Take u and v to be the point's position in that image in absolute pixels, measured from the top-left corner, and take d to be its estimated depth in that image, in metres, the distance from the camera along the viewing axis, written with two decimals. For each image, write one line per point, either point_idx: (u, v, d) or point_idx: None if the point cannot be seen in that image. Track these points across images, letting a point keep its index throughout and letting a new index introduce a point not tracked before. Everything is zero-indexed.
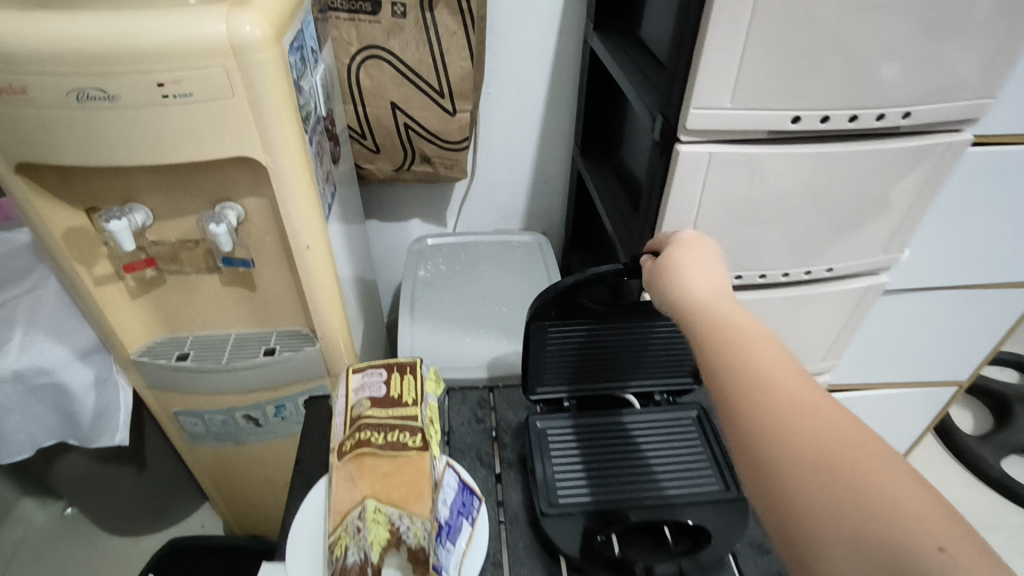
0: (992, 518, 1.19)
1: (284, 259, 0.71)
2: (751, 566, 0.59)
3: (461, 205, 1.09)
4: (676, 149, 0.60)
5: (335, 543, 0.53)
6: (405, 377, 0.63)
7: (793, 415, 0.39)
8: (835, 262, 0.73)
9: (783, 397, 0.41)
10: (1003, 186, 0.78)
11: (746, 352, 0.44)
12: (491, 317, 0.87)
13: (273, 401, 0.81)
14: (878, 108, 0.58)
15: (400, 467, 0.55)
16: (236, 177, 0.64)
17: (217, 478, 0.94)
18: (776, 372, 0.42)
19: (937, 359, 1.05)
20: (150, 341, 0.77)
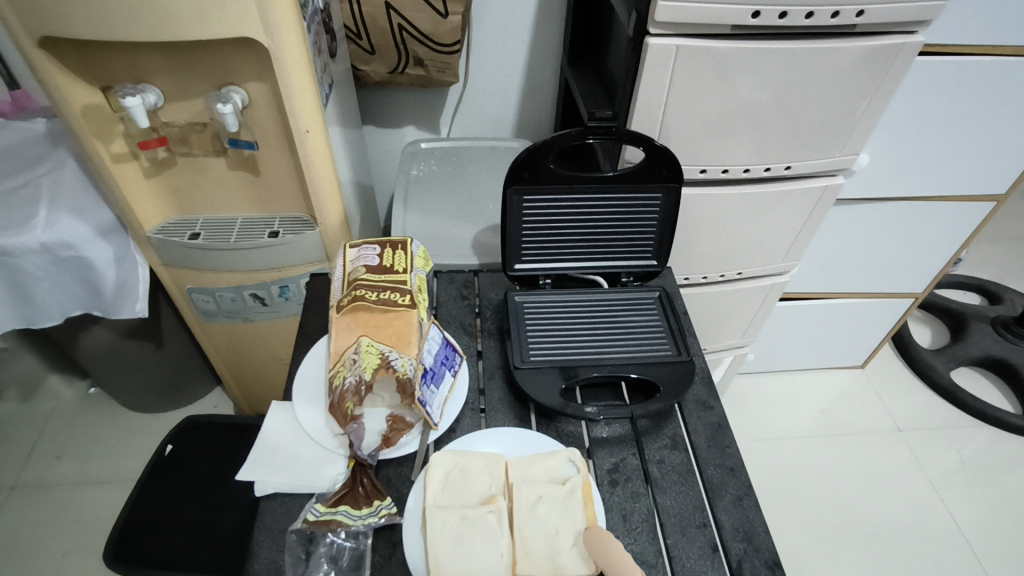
0: (936, 421, 1.30)
1: (286, 144, 0.77)
2: (694, 419, 0.69)
3: (453, 112, 1.13)
4: (646, 43, 0.65)
5: (335, 375, 0.62)
6: (397, 252, 0.71)
7: None
8: (794, 161, 0.79)
9: None
10: (960, 96, 0.83)
11: None
12: (478, 212, 0.94)
13: (278, 281, 0.89)
14: (835, 5, 0.62)
15: (390, 320, 0.64)
16: (241, 61, 0.69)
17: (227, 357, 1.03)
18: None
19: (894, 270, 1.12)
20: (164, 221, 0.84)
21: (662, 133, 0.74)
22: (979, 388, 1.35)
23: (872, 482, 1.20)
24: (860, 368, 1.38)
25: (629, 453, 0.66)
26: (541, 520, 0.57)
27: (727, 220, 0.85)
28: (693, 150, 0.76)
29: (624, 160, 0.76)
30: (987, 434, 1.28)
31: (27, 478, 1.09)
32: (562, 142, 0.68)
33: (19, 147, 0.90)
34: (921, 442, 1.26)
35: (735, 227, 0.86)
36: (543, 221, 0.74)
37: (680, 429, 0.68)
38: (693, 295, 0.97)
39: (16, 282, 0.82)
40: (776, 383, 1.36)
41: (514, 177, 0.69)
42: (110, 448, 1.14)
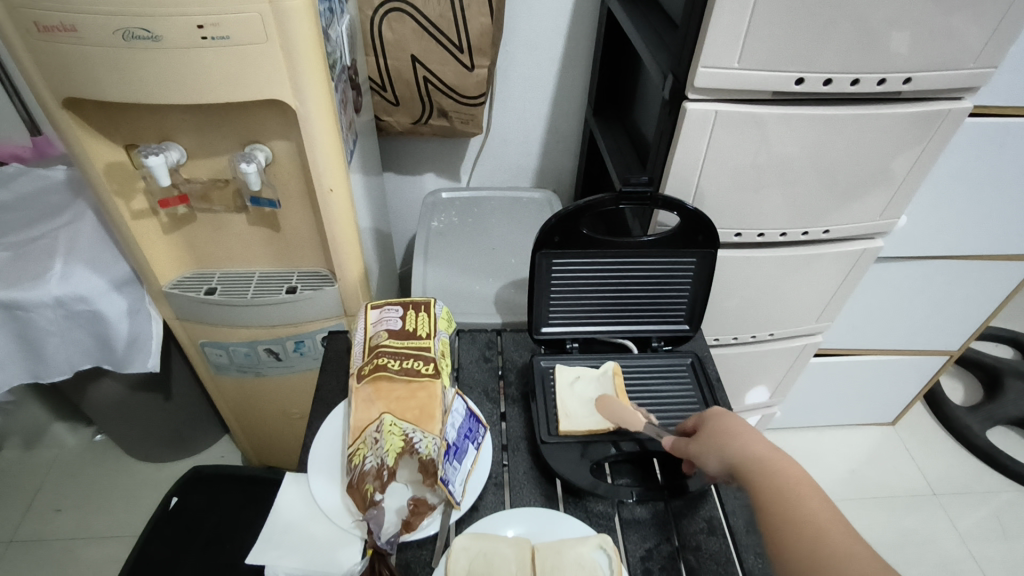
0: (974, 484, 1.24)
1: (308, 201, 0.75)
2: (732, 500, 0.64)
3: (475, 161, 1.12)
4: (683, 107, 0.63)
5: (355, 452, 0.58)
6: (421, 314, 0.68)
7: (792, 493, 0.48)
8: (832, 224, 0.76)
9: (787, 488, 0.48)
10: (1002, 157, 0.81)
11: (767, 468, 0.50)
12: (501, 267, 0.91)
13: (293, 337, 0.86)
14: (880, 72, 0.60)
15: (413, 392, 0.61)
16: (266, 120, 0.68)
17: (237, 409, 1.00)
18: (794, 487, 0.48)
19: (930, 328, 1.08)
20: (180, 275, 0.82)
21: (696, 196, 0.71)
22: (1017, 449, 1.29)
23: (908, 550, 1.13)
24: (892, 425, 1.33)
25: (664, 537, 0.61)
26: (576, 396, 0.69)
27: (761, 282, 0.82)
28: (729, 212, 0.73)
29: (655, 223, 0.74)
30: None
31: (27, 531, 1.05)
32: (596, 208, 0.65)
33: (38, 196, 0.89)
34: (958, 507, 1.20)
35: (769, 289, 0.83)
36: (572, 285, 0.71)
37: (717, 510, 0.64)
38: (722, 355, 0.94)
39: (27, 335, 0.80)
40: (804, 441, 1.31)
41: (544, 242, 0.67)
42: (113, 500, 1.10)
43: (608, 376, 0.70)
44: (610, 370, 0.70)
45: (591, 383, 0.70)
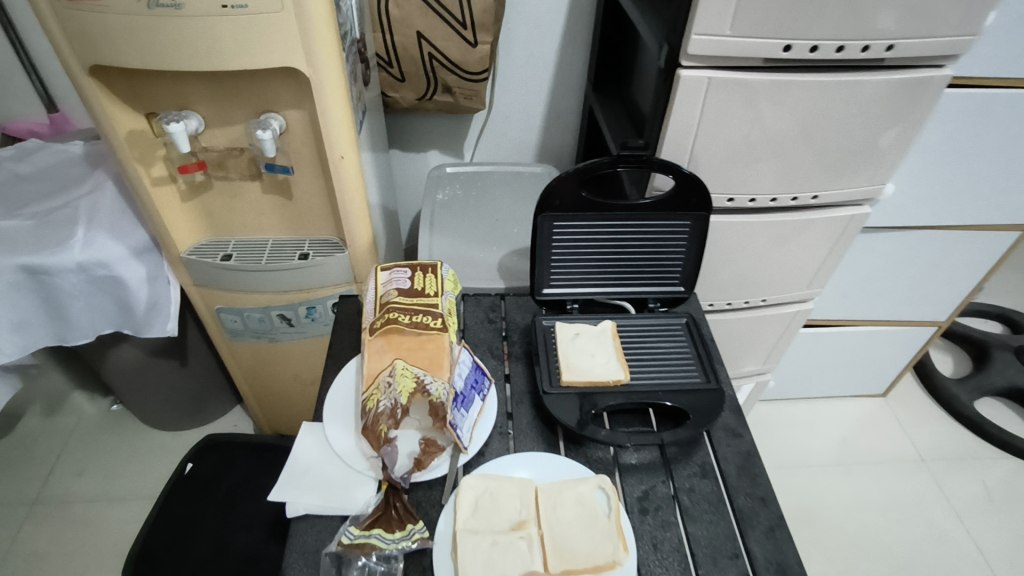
0: (962, 451, 1.28)
1: (320, 168, 0.78)
2: (723, 446, 0.69)
3: (478, 137, 1.15)
4: (678, 74, 0.66)
5: (368, 398, 0.62)
6: (428, 275, 0.72)
7: None
8: (821, 190, 0.79)
9: None
10: (985, 126, 0.84)
11: None
12: (504, 236, 0.95)
13: (305, 303, 0.90)
14: (864, 39, 0.64)
15: (423, 344, 0.65)
16: (280, 89, 0.71)
17: (251, 376, 1.04)
18: None
19: (918, 298, 1.12)
20: (197, 243, 0.86)
21: (690, 162, 0.75)
22: (1004, 418, 1.33)
23: (896, 513, 1.18)
24: (882, 396, 1.37)
25: (659, 480, 0.65)
26: (577, 350, 0.73)
27: (755, 247, 0.86)
28: (725, 177, 0.77)
29: (652, 189, 0.77)
30: (1014, 466, 1.25)
31: (48, 493, 1.09)
32: (593, 171, 0.69)
33: (58, 168, 0.93)
34: (945, 472, 1.24)
35: (762, 254, 0.87)
36: (572, 248, 0.75)
37: (709, 456, 0.68)
38: (716, 321, 0.97)
39: (52, 299, 0.84)
40: (797, 411, 1.35)
41: (544, 205, 0.70)
42: (130, 465, 1.14)
43: (605, 336, 0.75)
44: (608, 329, 0.75)
45: (591, 340, 0.74)
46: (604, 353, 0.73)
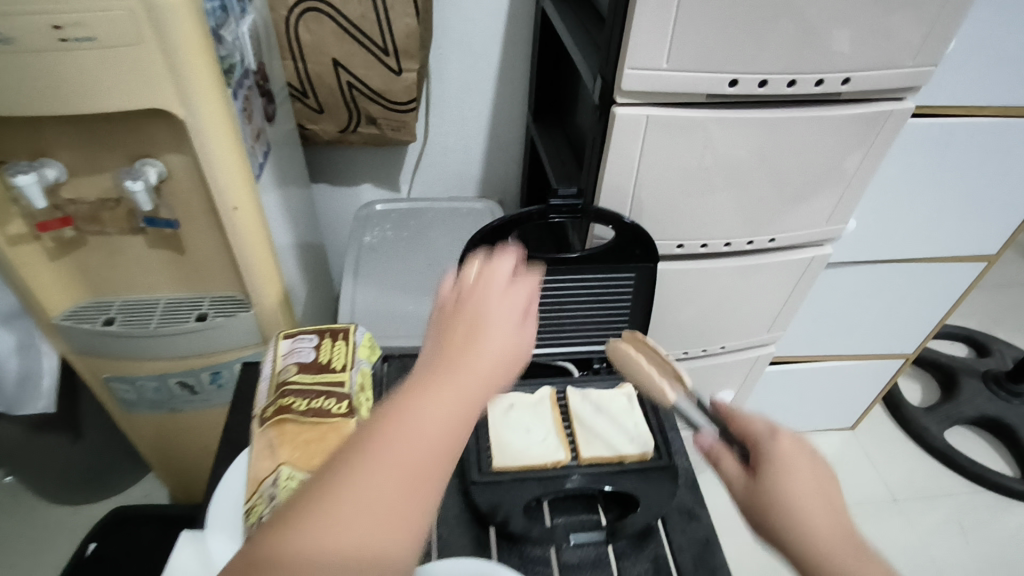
0: (933, 486, 1.22)
1: (213, 220, 0.68)
2: (679, 535, 0.60)
3: (414, 171, 1.06)
4: (613, 111, 0.58)
5: (252, 509, 0.51)
6: (336, 344, 0.62)
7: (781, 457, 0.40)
8: (778, 232, 0.72)
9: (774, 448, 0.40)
10: (948, 158, 0.79)
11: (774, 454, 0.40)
12: (437, 284, 0.85)
13: (209, 368, 0.79)
14: (819, 73, 0.57)
15: (323, 435, 0.54)
16: (155, 132, 0.60)
17: (157, 447, 0.92)
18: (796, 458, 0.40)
19: (884, 333, 1.06)
20: (76, 305, 0.74)
21: (634, 208, 0.67)
22: (974, 449, 1.28)
23: None
24: (851, 430, 1.31)
25: None
26: (511, 425, 0.64)
27: (711, 294, 0.78)
28: (675, 222, 0.68)
29: (592, 237, 0.69)
30: (987, 501, 1.20)
31: None
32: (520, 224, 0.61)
33: None
34: (919, 511, 1.18)
35: (718, 300, 0.79)
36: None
37: (663, 548, 0.59)
38: (672, 371, 0.89)
39: None
40: None
41: (468, 264, 0.62)
42: (21, 550, 1.00)
43: (546, 406, 0.66)
44: (547, 397, 0.67)
45: (528, 412, 0.65)
46: (543, 427, 0.64)
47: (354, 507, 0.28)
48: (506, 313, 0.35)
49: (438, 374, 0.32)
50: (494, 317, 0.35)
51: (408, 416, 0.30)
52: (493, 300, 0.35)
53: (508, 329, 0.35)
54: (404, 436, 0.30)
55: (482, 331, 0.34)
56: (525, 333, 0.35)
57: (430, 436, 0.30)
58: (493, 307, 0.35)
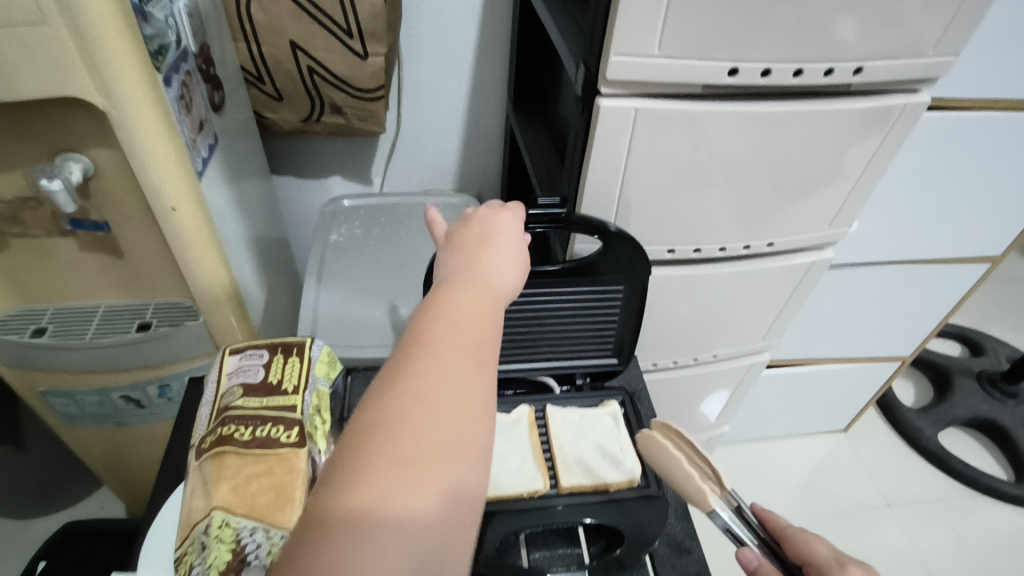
0: (926, 491, 1.19)
1: (150, 222, 0.60)
2: (667, 571, 0.55)
3: (386, 163, 0.99)
4: (596, 104, 0.52)
5: (180, 561, 0.44)
6: (288, 362, 0.56)
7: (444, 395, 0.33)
8: (777, 235, 0.66)
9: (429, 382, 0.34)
10: (957, 154, 0.73)
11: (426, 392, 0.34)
12: (409, 289, 0.79)
13: (155, 381, 0.72)
14: (827, 62, 0.50)
15: (268, 470, 0.48)
16: (76, 123, 0.53)
17: (107, 463, 0.85)
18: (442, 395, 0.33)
19: (881, 335, 1.01)
20: (2, 314, 0.66)
21: (619, 210, 0.60)
22: (968, 451, 1.25)
23: None
24: (843, 432, 1.27)
25: None
26: None
27: (703, 301, 0.72)
28: (665, 225, 0.62)
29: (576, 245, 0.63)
30: (980, 506, 1.17)
31: None
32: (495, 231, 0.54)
33: None
34: (911, 516, 1.15)
35: (710, 308, 0.73)
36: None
37: None
38: (660, 380, 0.84)
39: None
40: (755, 453, 1.23)
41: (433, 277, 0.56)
42: None
43: (523, 429, 0.60)
44: (524, 419, 0.61)
45: (503, 436, 0.59)
46: (519, 453, 0.58)
47: (420, 419, 0.32)
48: (504, 239, 0.44)
49: (458, 296, 0.38)
50: (496, 242, 0.43)
51: (440, 330, 0.36)
52: (487, 236, 0.44)
53: (512, 249, 0.43)
54: (441, 350, 0.35)
55: (485, 251, 0.42)
56: (522, 251, 0.44)
57: (466, 342, 0.36)
58: (491, 233, 0.44)
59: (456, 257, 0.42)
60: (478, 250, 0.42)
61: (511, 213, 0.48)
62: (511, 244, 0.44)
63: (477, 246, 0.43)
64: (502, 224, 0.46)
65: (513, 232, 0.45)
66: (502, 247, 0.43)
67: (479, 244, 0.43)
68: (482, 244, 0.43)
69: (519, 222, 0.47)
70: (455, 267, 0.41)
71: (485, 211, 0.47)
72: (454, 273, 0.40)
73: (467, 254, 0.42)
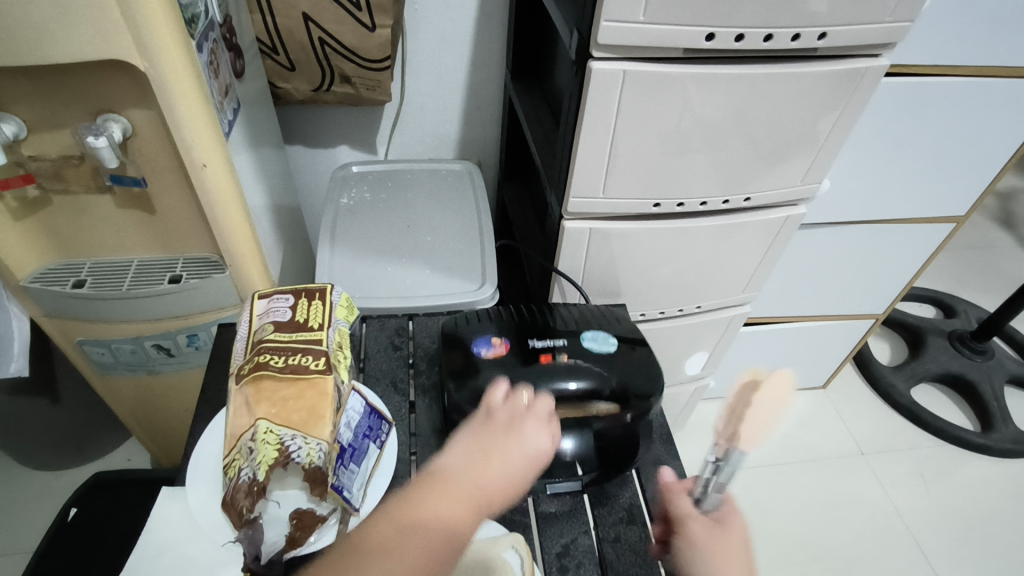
0: (898, 441, 1.27)
1: (182, 178, 0.66)
2: (653, 485, 0.62)
3: (391, 133, 1.04)
4: (589, 66, 0.58)
5: (230, 465, 0.51)
6: (313, 303, 0.62)
7: (452, 495, 0.40)
8: (754, 191, 0.73)
9: (453, 487, 0.41)
10: (918, 116, 0.80)
11: (441, 484, 0.41)
12: (414, 247, 0.85)
13: (185, 331, 0.78)
14: (794, 27, 0.56)
15: (301, 391, 0.54)
16: (117, 85, 0.58)
17: (137, 412, 0.91)
18: (450, 497, 0.40)
19: (855, 293, 1.09)
20: (44, 267, 0.72)
21: (610, 167, 0.66)
22: (938, 405, 1.33)
23: (834, 509, 1.16)
24: (822, 389, 1.35)
25: (580, 530, 0.58)
26: None
27: (687, 254, 0.79)
28: (651, 182, 0.69)
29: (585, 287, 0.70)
30: (948, 454, 1.26)
31: None
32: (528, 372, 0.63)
33: None
34: (883, 464, 1.23)
35: (694, 260, 0.80)
36: (511, 316, 0.71)
37: (637, 497, 0.61)
38: (648, 331, 0.90)
39: None
40: None
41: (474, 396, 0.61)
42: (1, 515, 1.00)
43: None
44: None
45: None
46: None
47: (401, 525, 0.38)
48: (517, 454, 0.44)
49: (503, 449, 0.44)
50: (505, 458, 0.43)
51: (471, 461, 0.43)
52: (516, 444, 0.45)
53: (521, 476, 0.44)
54: (399, 552, 0.37)
55: (500, 467, 0.43)
56: (525, 483, 0.44)
57: (423, 557, 0.37)
58: (507, 447, 0.44)
59: (467, 451, 0.44)
60: (485, 463, 0.43)
61: (548, 431, 0.47)
62: (519, 469, 0.44)
63: (487, 456, 0.43)
64: (530, 444, 0.45)
65: (535, 455, 0.45)
66: (509, 464, 0.43)
67: (495, 452, 0.44)
68: (497, 454, 0.44)
69: (542, 452, 0.46)
70: (460, 463, 0.43)
71: (528, 414, 0.48)
72: (458, 470, 0.42)
73: (480, 453, 0.43)
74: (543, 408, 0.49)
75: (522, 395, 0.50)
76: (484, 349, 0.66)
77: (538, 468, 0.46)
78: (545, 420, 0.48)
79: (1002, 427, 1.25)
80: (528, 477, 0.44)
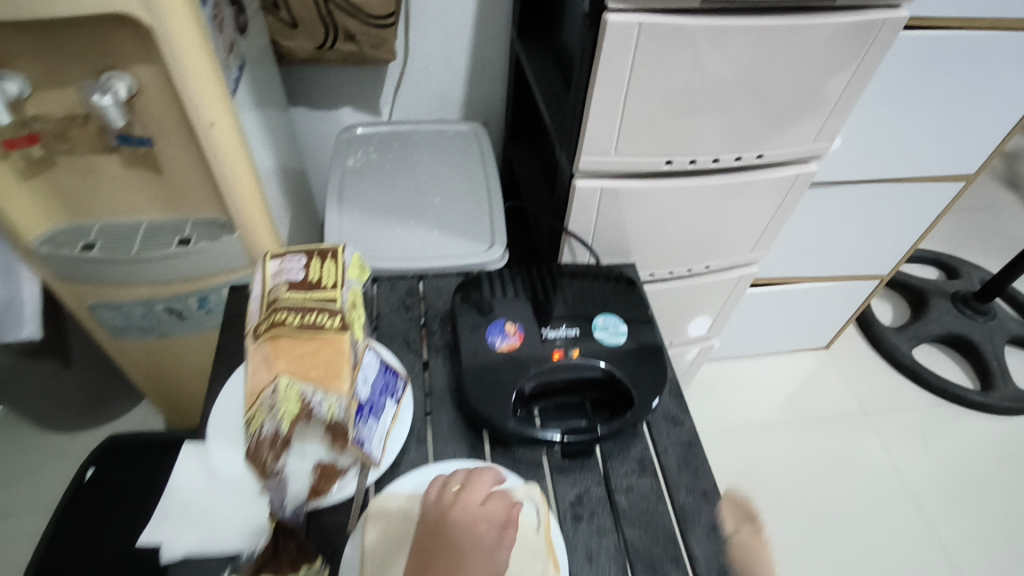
0: (899, 400, 1.29)
1: (189, 137, 0.65)
2: (664, 437, 0.64)
3: (394, 93, 1.02)
4: (603, 19, 0.57)
5: (252, 419, 0.52)
6: (327, 263, 0.61)
7: None
8: (766, 148, 0.72)
9: None
10: (933, 72, 0.79)
11: None
12: (423, 208, 0.85)
13: (196, 293, 0.79)
14: None
15: (317, 348, 0.54)
16: (120, 41, 0.57)
17: (151, 375, 0.92)
18: None
19: (862, 254, 1.09)
20: (53, 230, 0.72)
21: (622, 123, 0.65)
22: (938, 365, 1.35)
23: (834, 465, 1.18)
24: (825, 349, 1.36)
25: (593, 481, 0.60)
26: None
27: (698, 213, 0.79)
28: (664, 145, 0.68)
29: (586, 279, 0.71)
30: (947, 412, 1.28)
31: None
32: (543, 374, 0.64)
33: None
34: (883, 422, 1.25)
35: (705, 219, 0.80)
36: (522, 298, 0.70)
37: (648, 451, 0.62)
38: (656, 291, 0.91)
39: None
40: (742, 369, 1.33)
41: (485, 383, 0.62)
42: (19, 473, 1.03)
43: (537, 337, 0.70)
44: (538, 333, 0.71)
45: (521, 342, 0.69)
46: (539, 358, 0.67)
47: None
48: (452, 551, 0.45)
49: (439, 538, 0.46)
50: (442, 558, 0.45)
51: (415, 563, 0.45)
52: (450, 529, 0.46)
53: (462, 560, 0.45)
54: None
55: (439, 554, 0.45)
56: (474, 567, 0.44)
57: None
58: (443, 547, 0.45)
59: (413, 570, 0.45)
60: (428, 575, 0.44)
61: (483, 514, 0.48)
62: (460, 561, 0.45)
63: (427, 565, 0.45)
64: (461, 533, 0.46)
65: (476, 542, 0.46)
66: (449, 562, 0.45)
67: (434, 558, 0.45)
68: (436, 559, 0.45)
69: (478, 531, 0.46)
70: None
71: (455, 505, 0.48)
72: None
73: (424, 567, 0.45)
74: (473, 495, 0.49)
75: (455, 482, 0.52)
76: (498, 341, 0.65)
77: (485, 544, 0.46)
78: (480, 503, 0.49)
79: (1001, 386, 1.28)
80: (481, 561, 0.45)
